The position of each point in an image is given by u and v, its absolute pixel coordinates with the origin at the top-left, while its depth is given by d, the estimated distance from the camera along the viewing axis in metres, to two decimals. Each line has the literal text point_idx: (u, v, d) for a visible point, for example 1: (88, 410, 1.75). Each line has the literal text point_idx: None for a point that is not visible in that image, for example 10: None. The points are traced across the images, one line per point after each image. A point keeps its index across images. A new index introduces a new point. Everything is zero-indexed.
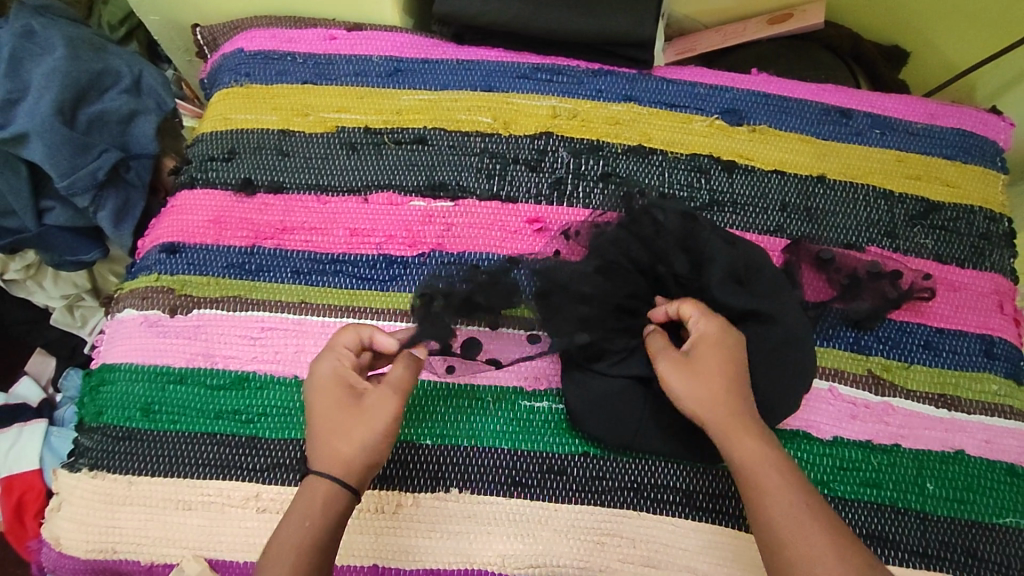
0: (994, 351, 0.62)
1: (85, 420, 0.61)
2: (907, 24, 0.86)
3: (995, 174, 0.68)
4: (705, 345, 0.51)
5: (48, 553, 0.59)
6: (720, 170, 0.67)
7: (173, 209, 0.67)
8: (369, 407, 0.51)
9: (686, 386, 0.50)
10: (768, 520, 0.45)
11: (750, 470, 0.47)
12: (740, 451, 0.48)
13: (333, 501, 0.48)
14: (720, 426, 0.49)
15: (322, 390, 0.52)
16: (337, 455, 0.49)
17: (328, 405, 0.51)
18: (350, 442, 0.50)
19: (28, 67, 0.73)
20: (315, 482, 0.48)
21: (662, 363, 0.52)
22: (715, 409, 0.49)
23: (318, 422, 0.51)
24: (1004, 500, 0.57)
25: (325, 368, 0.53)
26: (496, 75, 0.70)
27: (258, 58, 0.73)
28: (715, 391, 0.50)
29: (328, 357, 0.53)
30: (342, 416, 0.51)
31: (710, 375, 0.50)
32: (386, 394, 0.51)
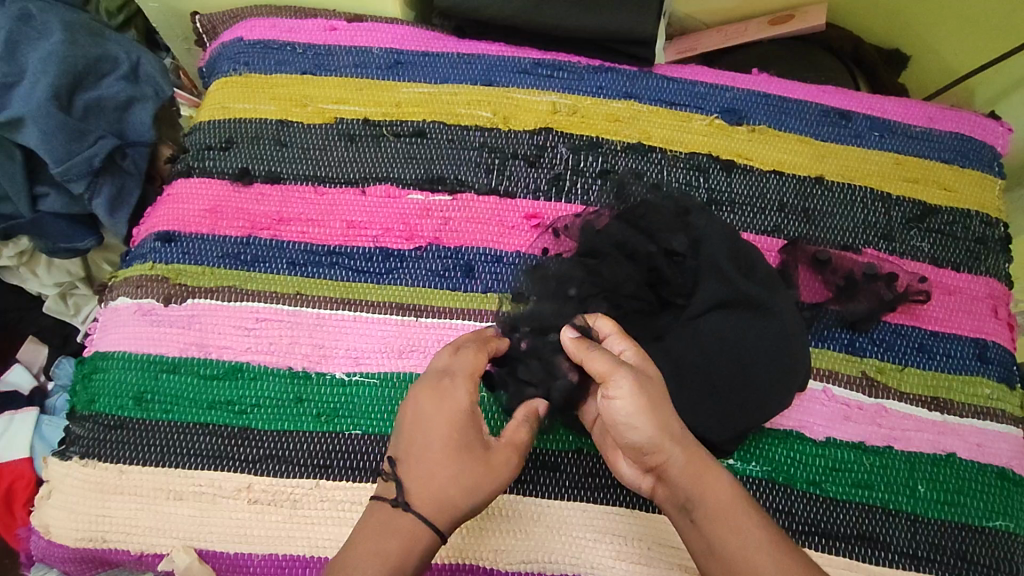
0: (988, 355, 0.62)
1: (77, 408, 0.60)
2: (907, 27, 0.86)
3: (992, 179, 0.68)
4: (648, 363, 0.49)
5: (38, 541, 0.59)
6: (719, 169, 0.67)
7: (169, 197, 0.67)
8: (494, 461, 0.49)
9: (656, 413, 0.46)
10: (726, 525, 0.45)
11: (700, 481, 0.47)
12: (690, 466, 0.47)
13: (428, 549, 0.46)
14: (684, 465, 0.46)
15: (454, 421, 0.48)
16: (449, 504, 0.47)
17: (453, 440, 0.48)
18: (469, 495, 0.47)
19: (25, 51, 0.72)
20: (415, 524, 0.46)
21: (625, 381, 0.46)
22: (672, 423, 0.46)
23: (440, 460, 0.47)
24: (994, 504, 0.57)
25: (461, 404, 0.49)
26: (496, 69, 0.70)
27: (258, 47, 0.72)
28: (667, 406, 0.47)
29: (465, 390, 0.49)
30: (466, 460, 0.48)
31: (662, 390, 0.47)
32: (507, 449, 0.50)
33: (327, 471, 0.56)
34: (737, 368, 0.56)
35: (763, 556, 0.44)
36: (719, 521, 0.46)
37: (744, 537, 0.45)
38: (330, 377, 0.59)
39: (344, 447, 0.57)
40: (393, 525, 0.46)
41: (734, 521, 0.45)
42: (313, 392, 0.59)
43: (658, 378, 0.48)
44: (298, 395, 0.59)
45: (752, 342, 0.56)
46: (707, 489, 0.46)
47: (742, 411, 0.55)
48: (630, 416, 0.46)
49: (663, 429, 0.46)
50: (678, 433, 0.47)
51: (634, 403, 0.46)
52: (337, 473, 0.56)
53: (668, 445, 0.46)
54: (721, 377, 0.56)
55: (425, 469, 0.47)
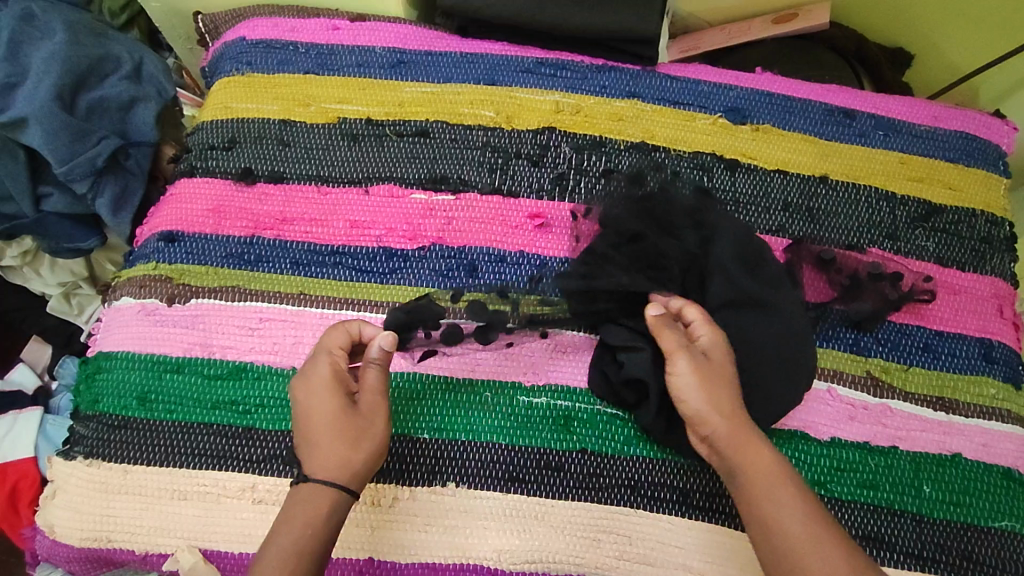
0: (993, 355, 0.62)
1: (80, 408, 0.60)
2: (912, 25, 0.85)
3: (998, 178, 0.68)
4: (714, 348, 0.52)
5: (43, 541, 0.59)
6: (723, 168, 0.66)
7: (172, 197, 0.67)
8: (369, 415, 0.52)
9: (705, 390, 0.49)
10: (769, 498, 0.47)
11: (747, 454, 0.48)
12: (737, 439, 0.49)
13: (338, 504, 0.49)
14: (731, 438, 0.49)
15: (321, 390, 0.51)
16: (340, 462, 0.50)
17: (326, 407, 0.51)
18: (356, 449, 0.50)
19: (28, 51, 0.72)
20: (317, 486, 0.49)
21: (682, 361, 0.50)
22: (724, 400, 0.50)
23: (319, 428, 0.51)
24: (1000, 504, 0.57)
25: (320, 372, 0.52)
26: (499, 69, 0.70)
27: (260, 47, 0.72)
28: (722, 386, 0.50)
29: (323, 358, 0.53)
30: (339, 423, 0.51)
31: (722, 372, 0.51)
32: (375, 400, 0.52)
33: None
34: (743, 369, 0.56)
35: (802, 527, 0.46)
36: (761, 493, 0.47)
37: (783, 509, 0.46)
38: None
39: None
40: (297, 496, 0.50)
41: (778, 495, 0.47)
42: None
43: (720, 362, 0.51)
44: None
45: (758, 342, 0.56)
46: (751, 463, 0.48)
47: (750, 412, 0.55)
48: (682, 389, 0.50)
49: (716, 404, 0.49)
50: (734, 411, 0.50)
51: (693, 382, 0.50)
52: None
53: (715, 417, 0.49)
54: None
55: (309, 441, 0.51)
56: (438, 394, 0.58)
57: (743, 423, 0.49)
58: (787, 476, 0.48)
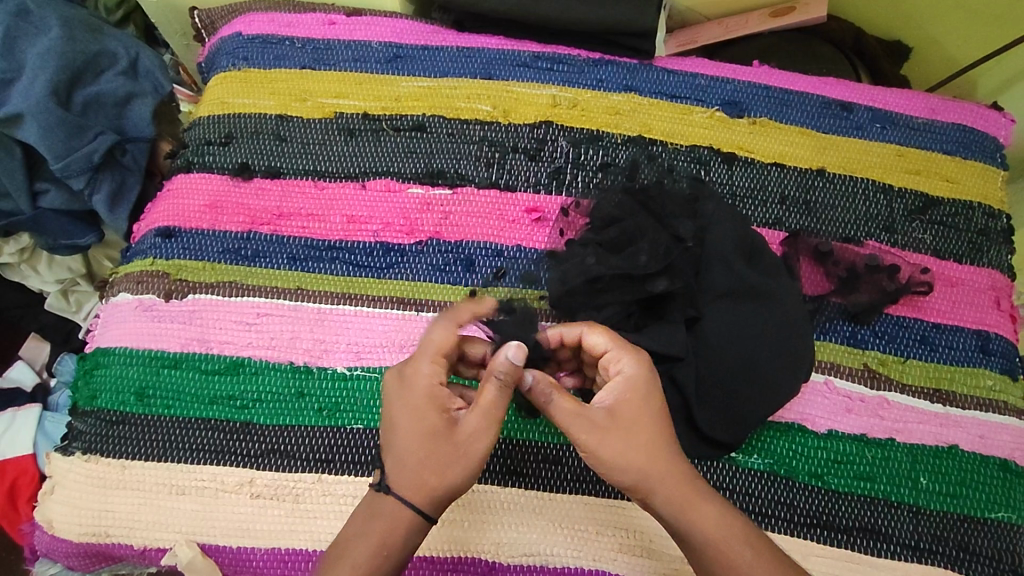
0: (990, 347, 0.62)
1: (78, 404, 0.60)
2: (909, 17, 0.85)
3: (994, 170, 0.68)
4: (627, 390, 0.48)
5: (42, 536, 0.59)
6: (720, 162, 0.66)
7: (169, 193, 0.66)
8: (464, 437, 0.47)
9: (621, 457, 0.46)
10: (725, 561, 0.44)
11: (690, 517, 0.45)
12: (677, 498, 0.46)
13: (413, 531, 0.46)
14: (670, 500, 0.46)
15: (415, 402, 0.48)
16: (422, 486, 0.46)
17: (420, 421, 0.47)
18: (443, 475, 0.46)
19: (23, 47, 0.72)
20: (397, 509, 0.46)
21: (580, 432, 0.47)
22: (651, 456, 0.46)
23: (409, 442, 0.47)
24: (997, 495, 0.57)
25: (420, 380, 0.48)
26: (496, 63, 0.70)
27: (257, 42, 0.72)
28: (642, 444, 0.46)
29: (425, 365, 0.49)
30: (430, 439, 0.47)
31: (635, 428, 0.47)
32: (481, 420, 0.47)
33: (329, 465, 0.57)
34: (739, 361, 0.56)
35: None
36: (711, 559, 0.45)
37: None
38: (331, 372, 0.59)
39: (346, 442, 0.57)
40: (376, 511, 0.47)
41: (731, 558, 0.44)
42: (315, 387, 0.59)
43: (635, 417, 0.47)
44: (299, 390, 0.59)
45: (753, 334, 0.56)
46: (700, 528, 0.45)
47: (747, 404, 0.55)
48: (594, 458, 0.47)
49: (642, 467, 0.46)
50: (667, 468, 0.46)
51: (585, 431, 0.47)
52: (339, 467, 0.56)
53: (646, 481, 0.46)
54: (722, 369, 0.56)
55: (396, 454, 0.47)
56: None
57: (680, 479, 0.46)
58: (738, 535, 0.45)
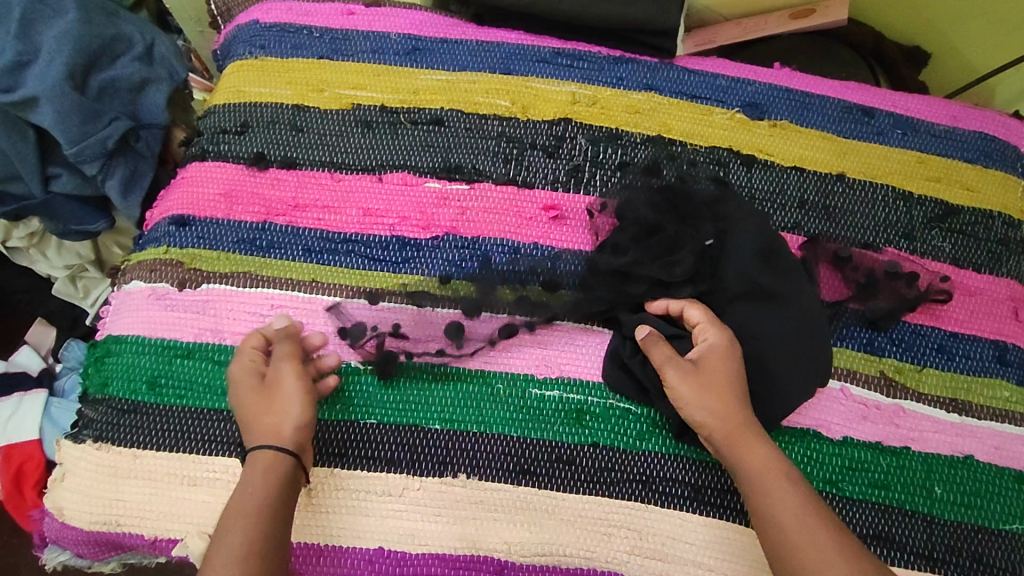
0: (1007, 357, 0.62)
1: (89, 391, 0.60)
2: (930, 23, 0.85)
3: (1016, 180, 0.68)
4: (719, 354, 0.54)
5: (51, 523, 0.59)
6: (740, 164, 0.66)
7: (183, 180, 0.66)
8: (276, 381, 0.54)
9: (694, 399, 0.53)
10: (768, 493, 0.49)
11: (742, 451, 0.51)
12: (734, 438, 0.52)
13: (275, 466, 0.51)
14: (726, 439, 0.52)
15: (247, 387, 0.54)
16: (270, 429, 0.53)
17: (245, 380, 0.55)
18: (281, 415, 0.53)
19: (39, 29, 0.71)
20: (254, 455, 0.51)
21: (672, 374, 0.54)
22: (722, 406, 0.52)
23: (248, 412, 0.54)
24: (1011, 507, 0.57)
25: (235, 370, 0.55)
26: (516, 58, 0.69)
27: (274, 30, 0.71)
28: (717, 392, 0.53)
29: (236, 361, 0.56)
30: (252, 402, 0.54)
31: (715, 379, 0.53)
32: (279, 367, 0.55)
33: (342, 459, 0.56)
34: (752, 368, 0.56)
35: (790, 520, 0.48)
36: (761, 492, 0.50)
37: (789, 516, 0.48)
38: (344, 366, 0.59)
39: (358, 437, 0.57)
40: (248, 467, 0.51)
41: (773, 490, 0.50)
42: None
43: (718, 368, 0.53)
44: None
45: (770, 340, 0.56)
46: (770, 474, 0.50)
47: (760, 407, 0.56)
48: (676, 400, 0.54)
49: (716, 410, 0.52)
50: (746, 416, 0.53)
51: (677, 381, 0.53)
52: (351, 461, 0.56)
53: (713, 422, 0.52)
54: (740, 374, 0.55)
55: (248, 425, 0.53)
56: (463, 384, 0.58)
57: (740, 422, 0.52)
58: (782, 474, 0.50)
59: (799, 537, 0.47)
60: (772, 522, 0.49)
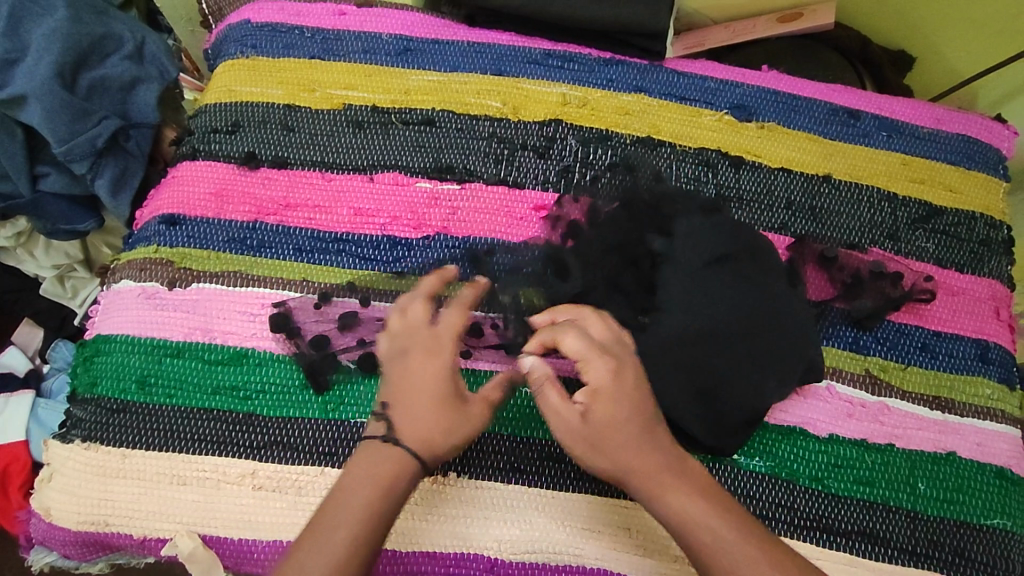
0: (989, 356, 0.63)
1: (78, 391, 0.59)
2: (914, 28, 0.86)
3: (997, 182, 0.69)
4: (606, 394, 0.48)
5: (39, 524, 0.58)
6: (728, 165, 0.67)
7: (174, 179, 0.66)
8: (485, 391, 0.51)
9: (597, 454, 0.48)
10: (700, 545, 0.45)
11: (658, 503, 0.47)
12: (647, 488, 0.47)
13: (405, 471, 0.48)
14: (639, 491, 0.47)
15: (440, 343, 0.51)
16: (428, 437, 0.48)
17: (427, 366, 0.50)
18: (451, 433, 0.49)
19: (28, 27, 0.70)
20: (387, 450, 0.48)
21: (563, 427, 0.49)
22: (625, 456, 0.47)
23: (427, 389, 0.49)
24: (993, 502, 0.58)
25: (449, 322, 0.52)
26: (507, 59, 0.70)
27: (265, 29, 0.71)
28: (617, 440, 0.47)
29: (455, 312, 0.53)
30: (448, 406, 0.49)
31: (607, 426, 0.48)
32: (499, 383, 0.53)
33: (333, 458, 0.56)
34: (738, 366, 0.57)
35: (727, 572, 0.44)
36: (690, 545, 0.45)
37: (725, 568, 0.44)
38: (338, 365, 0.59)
39: (348, 436, 0.57)
40: (374, 458, 0.48)
41: (699, 540, 0.45)
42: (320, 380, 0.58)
43: (613, 409, 0.48)
44: (304, 381, 0.58)
45: (754, 337, 0.57)
46: (698, 532, 0.45)
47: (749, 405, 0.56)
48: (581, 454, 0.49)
49: (621, 461, 0.47)
50: (653, 460, 0.47)
51: (567, 435, 0.49)
52: (342, 460, 0.56)
53: (623, 474, 0.47)
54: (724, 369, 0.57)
55: (404, 406, 0.49)
56: None
57: (648, 471, 0.47)
58: (705, 521, 0.45)
59: None
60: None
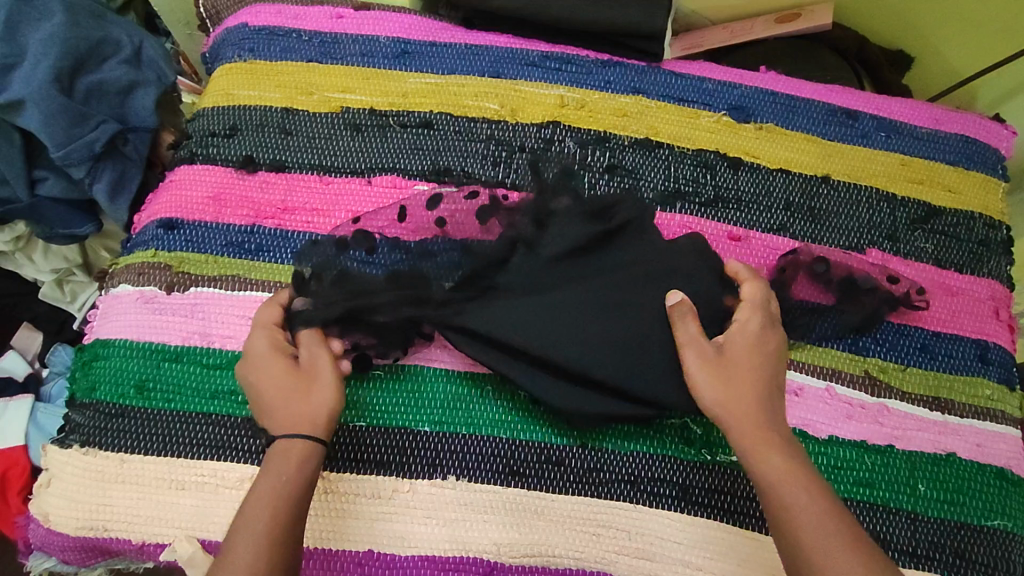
0: (988, 356, 0.63)
1: (76, 396, 0.59)
2: (912, 28, 0.86)
3: (996, 182, 0.69)
4: (749, 344, 0.54)
5: (37, 529, 0.58)
6: (726, 166, 0.66)
7: (171, 183, 0.66)
8: (311, 368, 0.54)
9: (713, 389, 0.52)
10: (788, 503, 0.46)
11: (759, 455, 0.49)
12: (751, 438, 0.50)
13: (307, 455, 0.50)
14: (746, 440, 0.50)
15: (261, 361, 0.54)
16: (300, 418, 0.51)
17: (278, 371, 0.53)
18: (316, 404, 0.52)
19: (26, 32, 0.70)
20: (287, 444, 0.50)
21: (691, 358, 0.53)
22: (741, 398, 0.52)
23: (269, 393, 0.53)
24: (993, 503, 0.58)
25: (259, 347, 0.54)
26: (504, 62, 0.70)
27: (263, 33, 0.71)
28: (739, 381, 0.52)
29: (260, 334, 0.55)
30: (291, 392, 0.52)
31: (735, 368, 0.53)
32: (318, 353, 0.54)
33: (332, 462, 0.56)
34: None
35: (818, 535, 0.44)
36: (778, 500, 0.47)
37: (813, 527, 0.45)
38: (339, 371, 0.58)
39: (348, 441, 0.57)
40: (276, 453, 0.50)
41: (787, 498, 0.47)
42: None
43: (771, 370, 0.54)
44: None
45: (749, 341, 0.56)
46: (790, 487, 0.47)
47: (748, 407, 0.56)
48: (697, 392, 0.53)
49: (735, 402, 0.52)
50: (764, 414, 0.51)
51: (695, 367, 0.53)
52: (342, 465, 0.56)
53: (729, 416, 0.51)
54: None
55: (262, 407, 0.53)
56: (453, 387, 0.58)
57: (758, 421, 0.51)
58: (799, 481, 0.48)
59: (816, 555, 0.44)
60: (794, 534, 0.45)
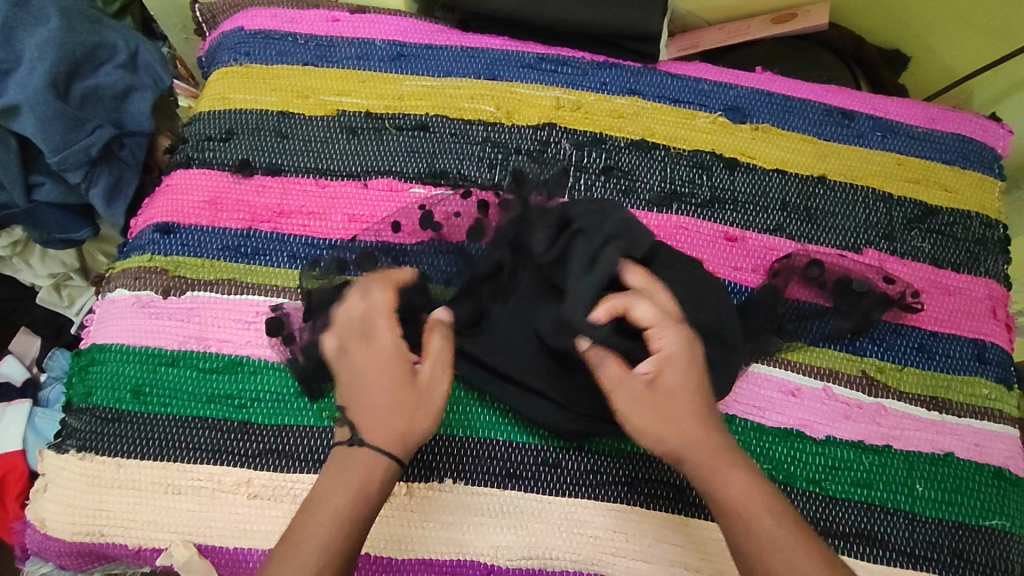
0: (986, 355, 0.62)
1: (73, 401, 0.59)
2: (908, 27, 0.86)
3: (992, 180, 0.69)
4: (668, 365, 0.48)
5: (34, 535, 0.58)
6: (722, 167, 0.66)
7: (167, 187, 0.66)
8: (428, 385, 0.49)
9: (660, 426, 0.47)
10: (761, 533, 0.43)
11: (715, 480, 0.45)
12: (704, 468, 0.46)
13: (387, 477, 0.47)
14: (700, 471, 0.46)
15: (377, 358, 0.48)
16: (393, 432, 0.47)
17: (383, 379, 0.48)
18: (414, 423, 0.47)
19: (21, 37, 0.70)
20: (372, 456, 0.46)
21: (625, 398, 0.48)
22: (690, 427, 0.46)
23: (375, 397, 0.47)
24: (991, 502, 0.58)
25: (383, 337, 0.49)
26: (500, 64, 0.70)
27: (259, 37, 0.71)
28: (687, 410, 0.47)
29: (384, 324, 0.50)
30: (400, 395, 0.48)
31: (671, 396, 0.47)
32: (438, 369, 0.49)
33: None
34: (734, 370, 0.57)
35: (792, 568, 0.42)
36: (745, 532, 0.44)
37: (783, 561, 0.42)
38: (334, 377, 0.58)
39: None
40: (350, 461, 0.47)
41: (754, 527, 0.44)
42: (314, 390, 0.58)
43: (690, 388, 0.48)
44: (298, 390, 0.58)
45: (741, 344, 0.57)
46: (756, 518, 0.44)
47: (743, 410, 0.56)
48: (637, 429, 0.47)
49: (686, 433, 0.46)
50: (715, 439, 0.47)
51: (627, 404, 0.47)
52: None
53: (682, 450, 0.46)
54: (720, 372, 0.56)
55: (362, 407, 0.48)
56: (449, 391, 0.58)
57: (711, 448, 0.46)
58: (761, 505, 0.44)
59: None
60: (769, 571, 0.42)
